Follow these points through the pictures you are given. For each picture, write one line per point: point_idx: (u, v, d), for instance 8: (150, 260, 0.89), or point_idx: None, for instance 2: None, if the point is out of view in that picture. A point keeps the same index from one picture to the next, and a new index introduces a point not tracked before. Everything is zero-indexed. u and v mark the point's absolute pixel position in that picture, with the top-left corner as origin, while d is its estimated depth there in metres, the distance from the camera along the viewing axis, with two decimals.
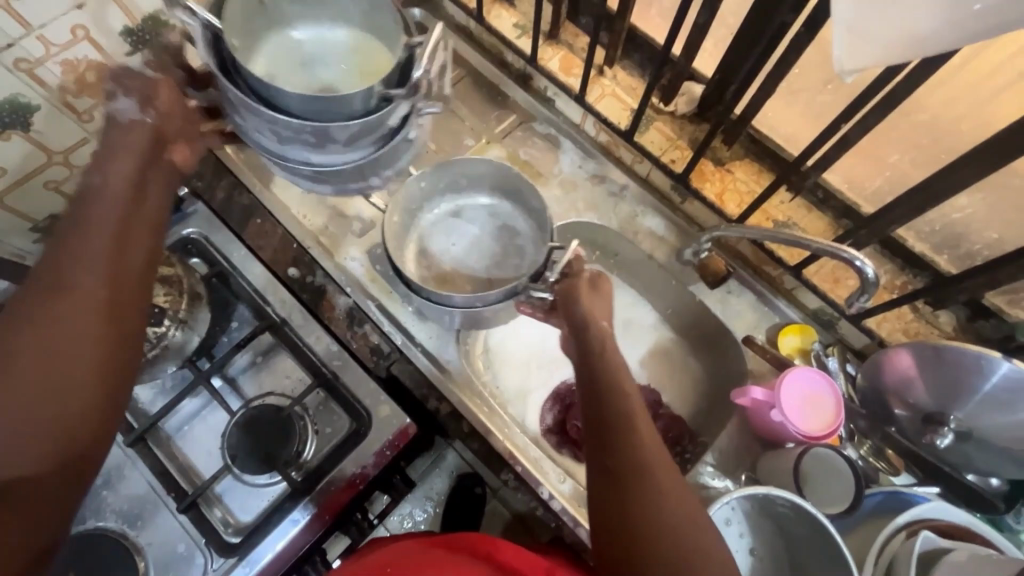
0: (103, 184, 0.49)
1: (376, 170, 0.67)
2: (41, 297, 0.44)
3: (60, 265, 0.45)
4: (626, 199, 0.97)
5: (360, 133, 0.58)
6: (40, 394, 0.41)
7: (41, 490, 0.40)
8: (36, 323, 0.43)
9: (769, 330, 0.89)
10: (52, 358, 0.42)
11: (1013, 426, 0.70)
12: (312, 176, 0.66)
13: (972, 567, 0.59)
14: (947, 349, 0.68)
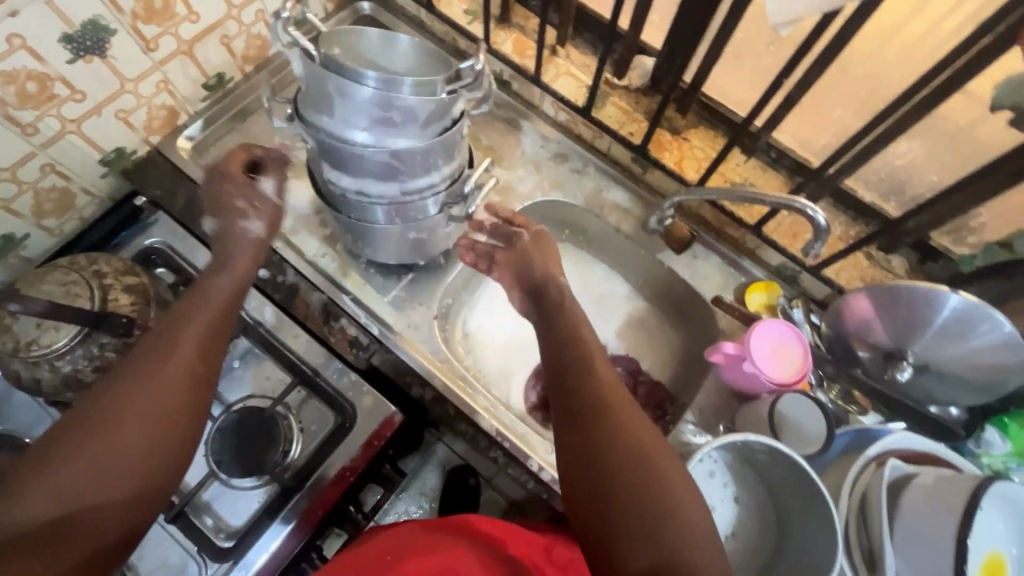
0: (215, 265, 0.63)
1: (436, 160, 0.72)
2: (142, 359, 0.53)
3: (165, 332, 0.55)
4: (589, 174, 0.99)
5: (433, 115, 0.65)
6: (121, 446, 0.49)
7: (97, 530, 0.47)
8: (133, 382, 0.52)
9: (735, 289, 0.92)
10: (138, 412, 0.50)
11: (966, 355, 0.74)
12: (388, 170, 0.71)
13: (940, 489, 0.62)
14: (900, 288, 0.72)
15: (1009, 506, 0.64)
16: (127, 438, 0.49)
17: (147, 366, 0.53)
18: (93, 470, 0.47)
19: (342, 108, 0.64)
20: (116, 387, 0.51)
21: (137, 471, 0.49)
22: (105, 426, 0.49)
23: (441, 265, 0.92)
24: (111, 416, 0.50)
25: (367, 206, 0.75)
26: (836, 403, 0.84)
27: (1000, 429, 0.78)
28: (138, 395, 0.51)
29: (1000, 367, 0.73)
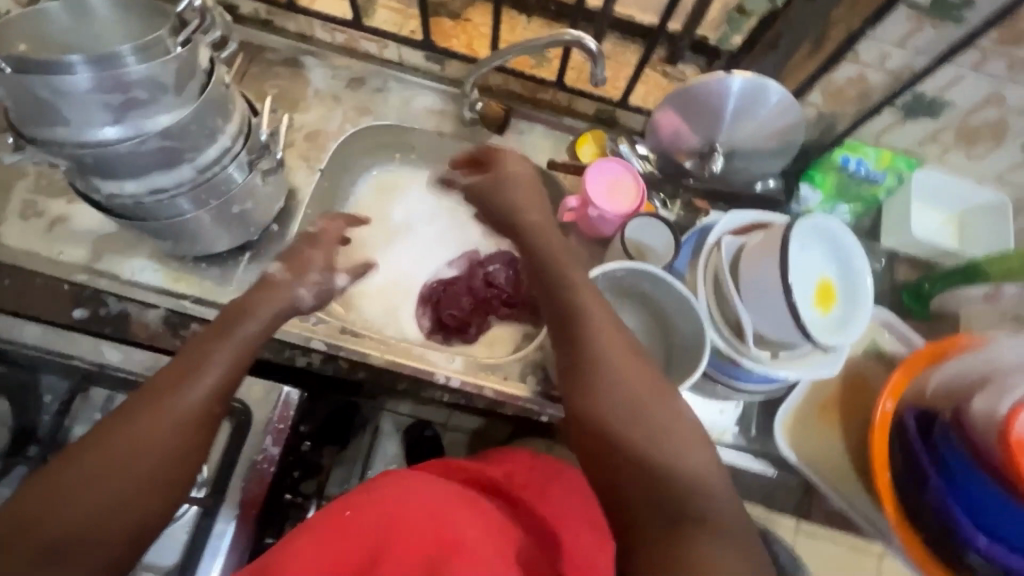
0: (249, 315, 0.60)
1: (216, 121, 0.66)
2: (131, 412, 0.49)
3: (180, 368, 0.53)
4: (392, 89, 0.95)
5: (180, 76, 0.59)
6: (105, 470, 0.46)
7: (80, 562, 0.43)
8: (130, 434, 0.48)
9: (567, 149, 0.94)
10: (131, 447, 0.47)
11: (763, 125, 0.82)
12: (171, 152, 0.64)
13: (766, 243, 0.71)
14: (690, 87, 0.79)
15: (824, 239, 0.74)
16: (151, 464, 0.48)
17: (159, 397, 0.50)
18: (101, 489, 0.45)
19: (72, 111, 0.56)
20: (137, 409, 0.49)
21: (138, 505, 0.46)
22: (119, 461, 0.46)
23: (277, 232, 0.86)
24: (121, 437, 0.47)
25: (171, 201, 0.68)
26: (682, 215, 0.90)
27: (811, 183, 0.89)
28: (149, 424, 0.49)
29: (789, 126, 0.81)
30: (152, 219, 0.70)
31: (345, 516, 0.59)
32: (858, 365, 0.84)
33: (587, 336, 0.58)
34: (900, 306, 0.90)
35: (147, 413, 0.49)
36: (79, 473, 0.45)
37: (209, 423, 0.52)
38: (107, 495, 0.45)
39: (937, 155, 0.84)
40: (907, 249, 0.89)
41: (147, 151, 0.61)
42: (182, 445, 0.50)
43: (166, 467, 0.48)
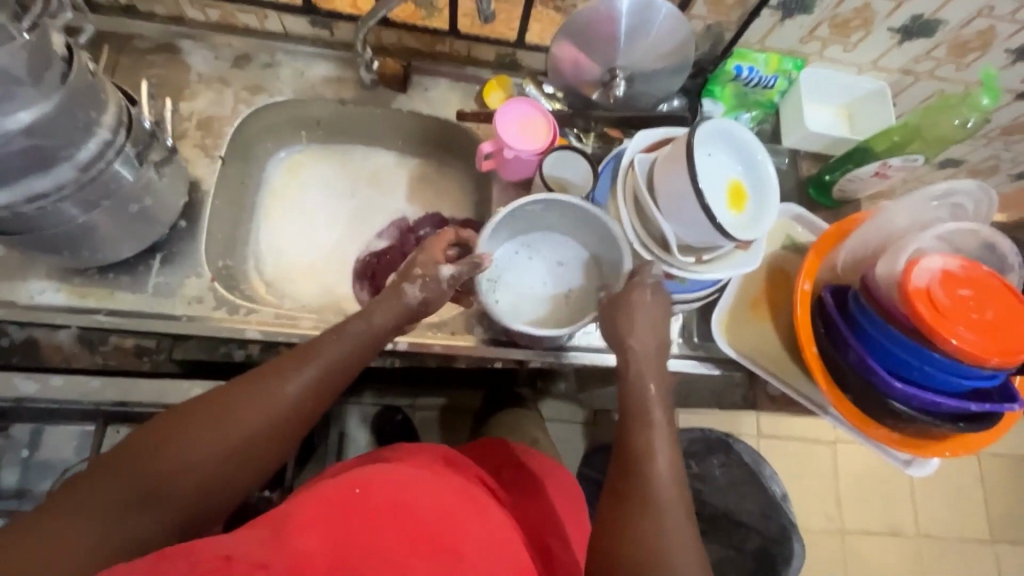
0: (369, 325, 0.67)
1: (86, 112, 0.60)
2: (255, 385, 0.57)
3: (300, 357, 0.61)
4: (283, 63, 0.90)
5: (34, 63, 0.53)
6: (220, 425, 0.53)
7: (179, 497, 0.50)
8: (248, 405, 0.55)
9: (475, 99, 0.93)
10: (243, 412, 0.55)
11: (657, 44, 0.84)
12: (32, 154, 0.57)
13: (673, 153, 0.74)
14: (581, 15, 0.79)
15: (727, 144, 0.78)
16: (250, 434, 0.55)
17: (272, 380, 0.57)
18: (203, 445, 0.52)
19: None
20: (251, 386, 0.57)
21: (230, 467, 0.53)
22: (223, 426, 0.54)
23: (186, 229, 0.81)
24: (233, 407, 0.55)
25: (53, 208, 0.62)
26: (598, 147, 0.93)
27: (712, 98, 0.93)
28: (257, 401, 0.56)
29: (681, 43, 0.83)
30: (35, 231, 0.64)
31: (355, 491, 0.50)
32: (778, 260, 0.90)
33: (645, 445, 0.62)
34: (808, 201, 0.96)
35: (257, 392, 0.57)
36: (191, 427, 0.53)
37: (305, 415, 0.59)
38: (209, 449, 0.52)
39: (819, 52, 0.89)
40: (807, 146, 0.94)
41: (14, 153, 0.55)
42: (279, 427, 0.57)
43: (260, 438, 0.55)
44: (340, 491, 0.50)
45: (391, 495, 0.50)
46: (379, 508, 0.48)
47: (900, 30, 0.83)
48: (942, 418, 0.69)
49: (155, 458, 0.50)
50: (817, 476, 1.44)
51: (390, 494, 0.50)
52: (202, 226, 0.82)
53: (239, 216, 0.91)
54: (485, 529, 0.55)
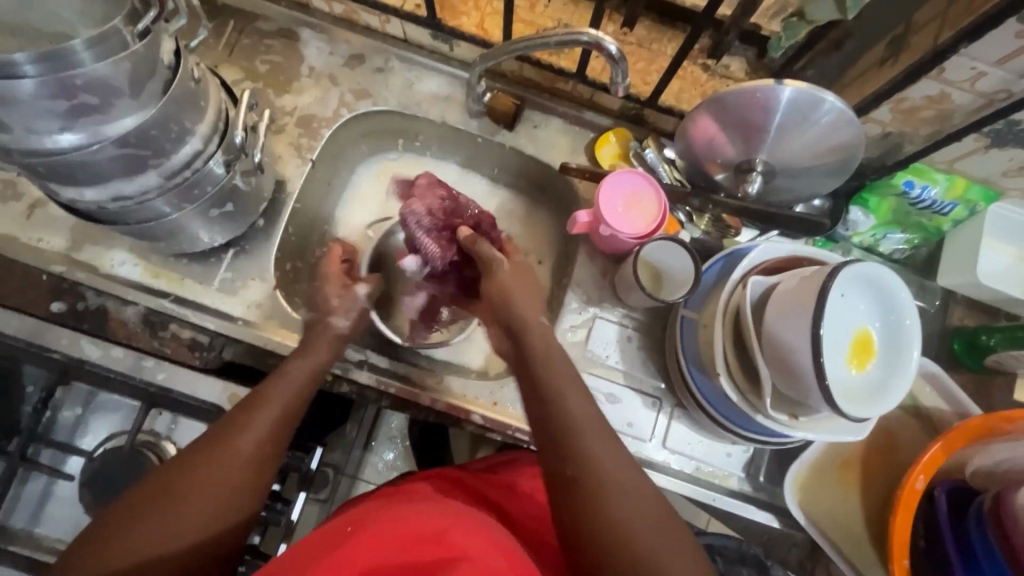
0: (308, 356, 0.66)
1: (182, 122, 0.58)
2: (201, 450, 0.54)
3: (248, 407, 0.59)
4: (395, 70, 0.85)
5: (137, 75, 0.51)
6: (170, 501, 0.51)
7: None
8: (197, 473, 0.53)
9: (585, 150, 0.84)
10: (200, 478, 0.52)
11: (815, 141, 0.69)
12: (122, 162, 0.56)
13: (800, 290, 0.61)
14: (728, 96, 0.67)
15: (867, 286, 0.64)
16: (210, 500, 0.52)
17: (221, 442, 0.55)
18: (163, 530, 0.49)
19: (13, 116, 0.48)
20: (198, 452, 0.54)
21: (201, 535, 0.51)
22: (182, 495, 0.51)
23: (263, 228, 0.80)
24: (191, 471, 0.53)
25: (138, 208, 0.62)
26: (709, 233, 0.81)
27: (863, 206, 0.78)
28: (211, 463, 0.53)
29: (845, 145, 0.69)
30: (121, 224, 0.64)
31: (348, 531, 0.50)
32: (890, 421, 0.76)
33: (555, 409, 0.54)
34: (948, 355, 0.79)
35: (209, 454, 0.54)
36: (148, 512, 0.50)
37: (266, 463, 0.57)
38: (169, 532, 0.50)
39: (1022, 188, 0.71)
40: (967, 292, 0.77)
41: (105, 161, 0.54)
42: (237, 485, 0.54)
43: (232, 501, 0.53)
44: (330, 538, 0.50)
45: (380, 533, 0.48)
46: (366, 544, 0.48)
47: None
48: None
49: (113, 555, 0.48)
50: None
51: (380, 529, 0.49)
52: (278, 228, 0.81)
53: (318, 217, 0.89)
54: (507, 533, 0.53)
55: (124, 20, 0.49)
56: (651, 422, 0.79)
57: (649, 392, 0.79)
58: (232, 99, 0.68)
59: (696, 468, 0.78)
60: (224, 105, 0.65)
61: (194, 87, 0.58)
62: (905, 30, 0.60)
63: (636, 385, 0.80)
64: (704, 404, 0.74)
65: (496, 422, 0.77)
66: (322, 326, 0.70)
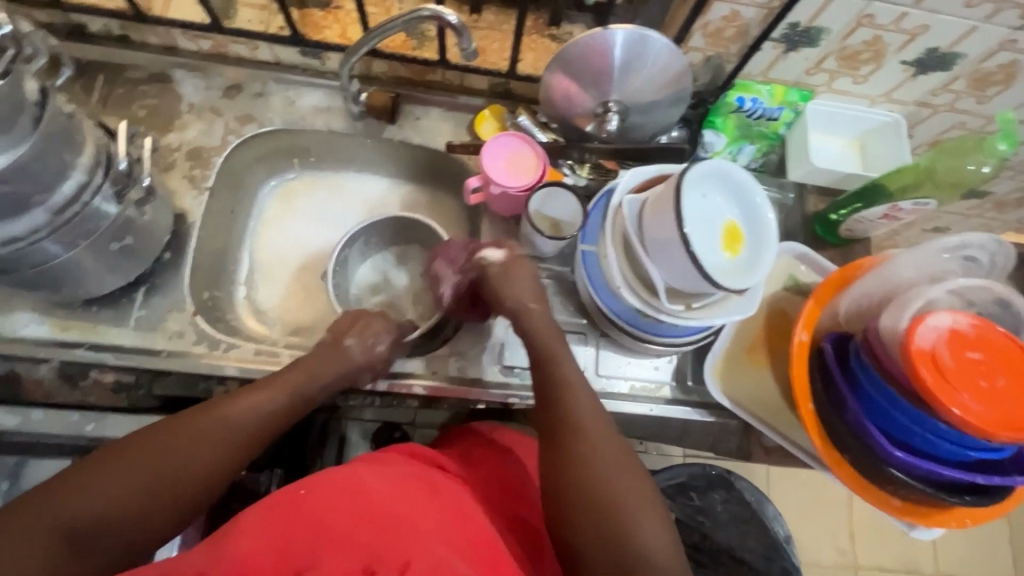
0: (308, 359, 0.72)
1: (61, 155, 0.60)
2: (189, 416, 0.60)
3: (243, 391, 0.64)
4: (273, 92, 0.90)
5: (6, 112, 0.54)
6: (149, 456, 0.55)
7: (107, 526, 0.51)
8: (181, 434, 0.58)
9: (466, 130, 0.91)
10: (183, 438, 0.58)
11: (652, 76, 0.80)
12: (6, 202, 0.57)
13: (664, 194, 0.71)
14: (570, 49, 0.77)
15: (721, 184, 0.74)
16: (187, 467, 0.57)
17: (209, 415, 0.60)
18: (154, 476, 0.55)
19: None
20: (187, 422, 0.59)
21: (165, 493, 0.55)
22: (160, 453, 0.56)
23: (171, 260, 0.81)
24: (175, 435, 0.57)
25: (28, 250, 0.62)
26: (592, 179, 0.89)
27: (714, 128, 0.88)
28: (197, 436, 0.58)
29: (677, 74, 0.79)
30: (11, 272, 0.64)
31: (299, 493, 0.55)
32: (782, 303, 0.86)
33: (602, 477, 0.58)
34: (814, 237, 0.91)
35: (192, 427, 0.59)
36: (128, 464, 0.54)
37: (241, 447, 0.61)
38: (155, 478, 0.55)
39: (827, 83, 0.85)
40: (813, 180, 0.90)
41: None
42: (211, 456, 0.58)
43: (201, 470, 0.57)
44: (285, 497, 0.55)
45: (331, 497, 0.54)
46: (323, 507, 0.53)
47: (915, 63, 0.78)
48: (944, 492, 0.65)
49: (79, 503, 0.50)
50: (826, 508, 1.37)
51: (332, 492, 0.55)
52: (186, 258, 0.82)
53: (227, 245, 0.90)
54: (440, 505, 0.60)
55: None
56: (581, 355, 0.85)
57: (573, 329, 0.86)
58: (111, 136, 0.70)
59: (631, 386, 0.84)
60: (104, 140, 0.67)
61: (67, 122, 0.60)
62: None
63: (560, 327, 0.86)
64: (621, 324, 0.81)
65: (438, 389, 0.80)
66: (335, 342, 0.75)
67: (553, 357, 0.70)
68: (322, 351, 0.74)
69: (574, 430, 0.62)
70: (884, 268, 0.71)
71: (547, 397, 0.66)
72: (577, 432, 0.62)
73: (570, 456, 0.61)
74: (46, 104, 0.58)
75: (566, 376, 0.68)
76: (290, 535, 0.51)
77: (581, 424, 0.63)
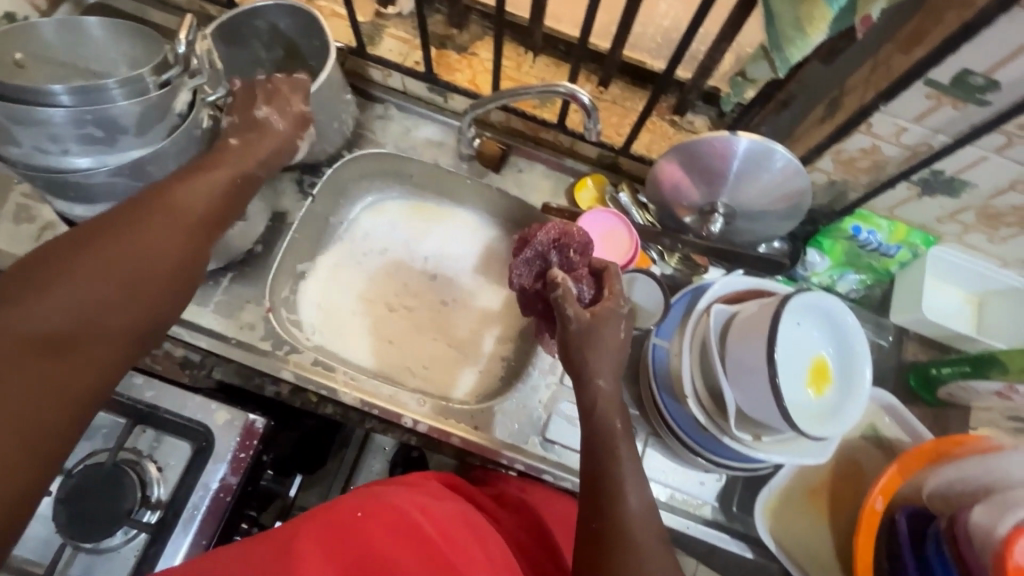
0: (247, 142, 0.65)
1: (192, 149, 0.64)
2: (139, 211, 0.54)
3: (186, 176, 0.59)
4: (393, 117, 0.93)
5: (145, 119, 0.58)
6: (111, 258, 0.50)
7: (96, 334, 0.48)
8: (138, 230, 0.53)
9: (565, 192, 0.91)
10: (143, 238, 0.53)
11: (769, 187, 0.77)
12: (122, 185, 0.62)
13: (762, 311, 0.67)
14: (693, 145, 0.75)
15: (820, 314, 0.70)
16: (158, 261, 0.53)
17: (165, 201, 0.56)
18: (126, 273, 0.51)
19: (26, 135, 0.55)
20: (129, 215, 0.53)
21: (144, 291, 0.52)
22: (121, 247, 0.51)
23: (262, 253, 0.85)
24: (130, 228, 0.53)
25: None
26: (678, 269, 0.88)
27: (818, 248, 0.84)
28: (152, 223, 0.54)
29: (796, 192, 0.76)
30: None
31: (356, 516, 0.57)
32: (854, 451, 0.80)
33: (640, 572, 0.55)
34: (906, 389, 0.84)
35: (144, 220, 0.54)
36: (73, 264, 0.49)
37: (207, 237, 0.58)
38: (130, 274, 0.51)
39: (958, 234, 0.79)
40: (918, 328, 0.84)
41: (104, 182, 0.61)
42: (183, 248, 0.55)
43: (174, 267, 0.54)
44: (341, 514, 0.57)
45: (387, 531, 0.57)
46: (381, 533, 0.56)
47: None
48: None
49: (34, 311, 0.46)
50: None
51: (392, 522, 0.58)
52: (275, 254, 0.85)
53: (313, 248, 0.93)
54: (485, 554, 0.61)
55: (149, 70, 0.56)
56: None
57: None
58: None
59: (670, 495, 0.79)
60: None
61: (202, 133, 0.65)
62: (838, 93, 0.68)
63: None
64: (677, 432, 0.76)
65: (476, 445, 0.80)
66: (281, 127, 0.68)
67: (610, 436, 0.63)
68: (252, 140, 0.66)
69: (623, 536, 0.57)
70: (989, 456, 0.64)
71: (601, 494, 0.59)
72: (629, 535, 0.57)
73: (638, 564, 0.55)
74: (186, 117, 0.62)
75: (624, 465, 0.61)
76: (342, 554, 0.55)
77: (632, 535, 0.57)
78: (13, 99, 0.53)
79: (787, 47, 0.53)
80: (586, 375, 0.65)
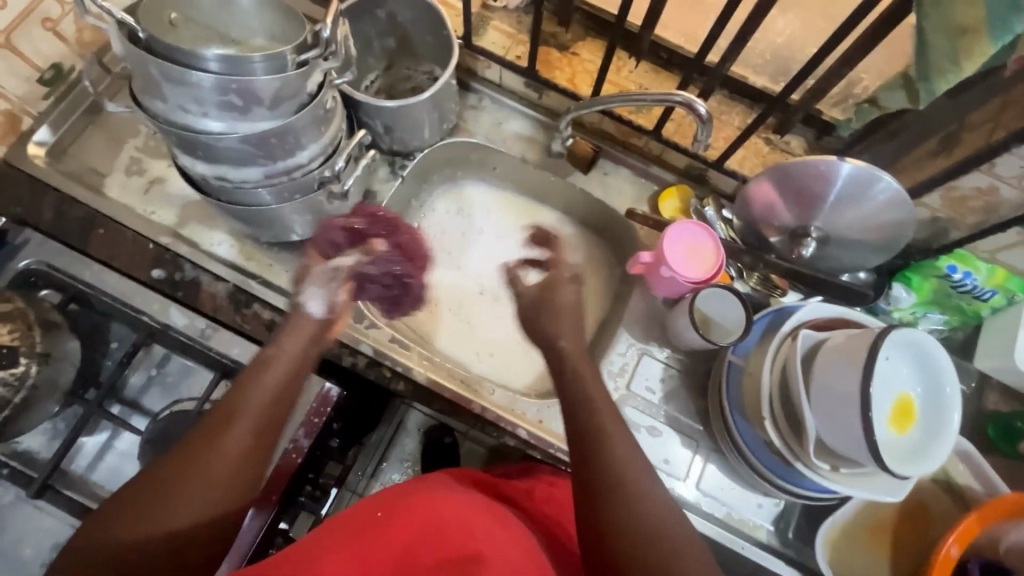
0: (280, 348, 0.62)
1: (300, 130, 0.66)
2: (187, 453, 0.52)
3: (236, 398, 0.56)
4: (485, 108, 0.94)
5: (281, 93, 0.60)
6: (156, 502, 0.49)
7: None
8: (187, 472, 0.50)
9: (648, 200, 0.91)
10: (186, 471, 0.51)
11: (868, 217, 0.76)
12: (248, 152, 0.64)
13: (851, 344, 0.66)
14: (796, 167, 0.73)
15: (908, 351, 0.68)
16: (202, 501, 0.50)
17: (213, 436, 0.53)
18: (176, 521, 0.49)
19: (172, 93, 0.57)
20: (178, 458, 0.51)
21: (191, 530, 0.49)
22: (171, 491, 0.49)
23: None
24: (180, 474, 0.50)
25: (235, 190, 0.70)
26: (757, 289, 0.86)
27: (906, 284, 0.82)
28: (199, 465, 0.51)
29: (897, 223, 0.75)
30: (215, 197, 0.73)
31: (377, 516, 0.59)
32: (923, 492, 0.78)
33: (636, 521, 0.51)
34: (982, 437, 0.82)
35: (195, 458, 0.52)
36: (120, 527, 0.47)
37: (255, 459, 0.55)
38: (184, 523, 0.49)
39: None
40: (1002, 377, 0.82)
41: (231, 147, 0.63)
42: (231, 472, 0.52)
43: (219, 497, 0.51)
44: (363, 518, 0.60)
45: (405, 524, 0.58)
46: (396, 528, 0.58)
47: None
48: None
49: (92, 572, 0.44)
50: None
51: (409, 515, 0.59)
52: None
53: None
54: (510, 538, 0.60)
55: (291, 48, 0.58)
56: (688, 461, 0.81)
57: (687, 432, 0.82)
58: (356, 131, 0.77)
59: (727, 513, 0.79)
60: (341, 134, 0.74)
61: (323, 113, 0.68)
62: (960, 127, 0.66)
63: (675, 423, 0.83)
64: (745, 453, 0.76)
65: (538, 438, 0.81)
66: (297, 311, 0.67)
67: (590, 404, 0.60)
68: (293, 326, 0.65)
69: (615, 484, 0.53)
70: None
71: (585, 451, 0.56)
72: (618, 487, 0.53)
73: (637, 512, 0.51)
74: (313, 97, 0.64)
75: (593, 417, 0.58)
76: (361, 548, 0.56)
77: (623, 481, 0.53)
78: (170, 61, 0.55)
79: (936, 78, 0.54)
80: (553, 338, 0.68)
